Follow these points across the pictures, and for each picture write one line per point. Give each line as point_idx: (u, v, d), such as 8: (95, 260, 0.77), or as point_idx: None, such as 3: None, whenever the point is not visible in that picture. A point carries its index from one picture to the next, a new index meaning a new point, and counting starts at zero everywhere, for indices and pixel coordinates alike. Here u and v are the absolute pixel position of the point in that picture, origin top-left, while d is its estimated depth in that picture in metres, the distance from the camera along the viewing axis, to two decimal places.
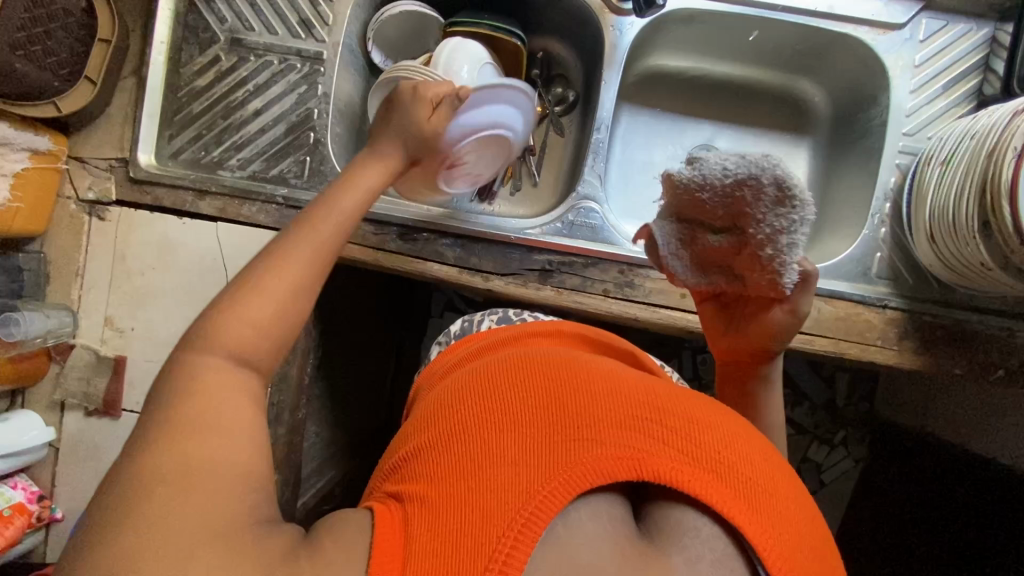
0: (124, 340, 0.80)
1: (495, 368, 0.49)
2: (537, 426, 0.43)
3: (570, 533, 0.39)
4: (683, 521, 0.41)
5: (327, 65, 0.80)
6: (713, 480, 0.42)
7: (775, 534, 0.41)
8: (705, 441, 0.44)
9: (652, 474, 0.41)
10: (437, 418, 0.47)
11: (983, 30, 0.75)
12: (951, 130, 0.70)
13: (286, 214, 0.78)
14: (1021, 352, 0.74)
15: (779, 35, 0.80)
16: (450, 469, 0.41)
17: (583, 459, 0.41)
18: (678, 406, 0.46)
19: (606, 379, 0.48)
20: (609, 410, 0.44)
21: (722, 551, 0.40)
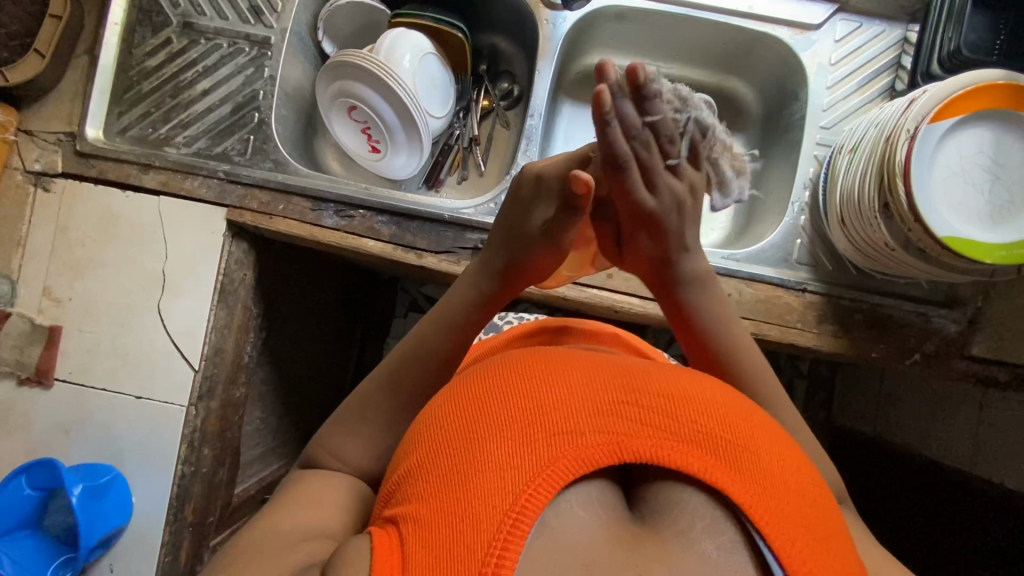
0: (61, 309, 0.81)
1: (476, 371, 0.46)
2: (517, 422, 0.39)
3: (563, 525, 0.36)
4: (673, 496, 0.38)
5: (275, 50, 0.83)
6: (698, 447, 0.38)
7: (766, 491, 0.37)
8: (686, 410, 0.40)
9: (635, 455, 0.38)
10: (418, 428, 0.44)
11: (896, 30, 0.79)
12: (859, 122, 0.73)
13: (227, 189, 0.80)
14: (935, 337, 0.77)
15: (707, 34, 0.85)
16: (436, 481, 0.38)
17: (565, 452, 0.37)
18: (656, 379, 0.42)
19: (577, 362, 0.44)
20: (583, 394, 0.40)
21: (712, 517, 0.37)
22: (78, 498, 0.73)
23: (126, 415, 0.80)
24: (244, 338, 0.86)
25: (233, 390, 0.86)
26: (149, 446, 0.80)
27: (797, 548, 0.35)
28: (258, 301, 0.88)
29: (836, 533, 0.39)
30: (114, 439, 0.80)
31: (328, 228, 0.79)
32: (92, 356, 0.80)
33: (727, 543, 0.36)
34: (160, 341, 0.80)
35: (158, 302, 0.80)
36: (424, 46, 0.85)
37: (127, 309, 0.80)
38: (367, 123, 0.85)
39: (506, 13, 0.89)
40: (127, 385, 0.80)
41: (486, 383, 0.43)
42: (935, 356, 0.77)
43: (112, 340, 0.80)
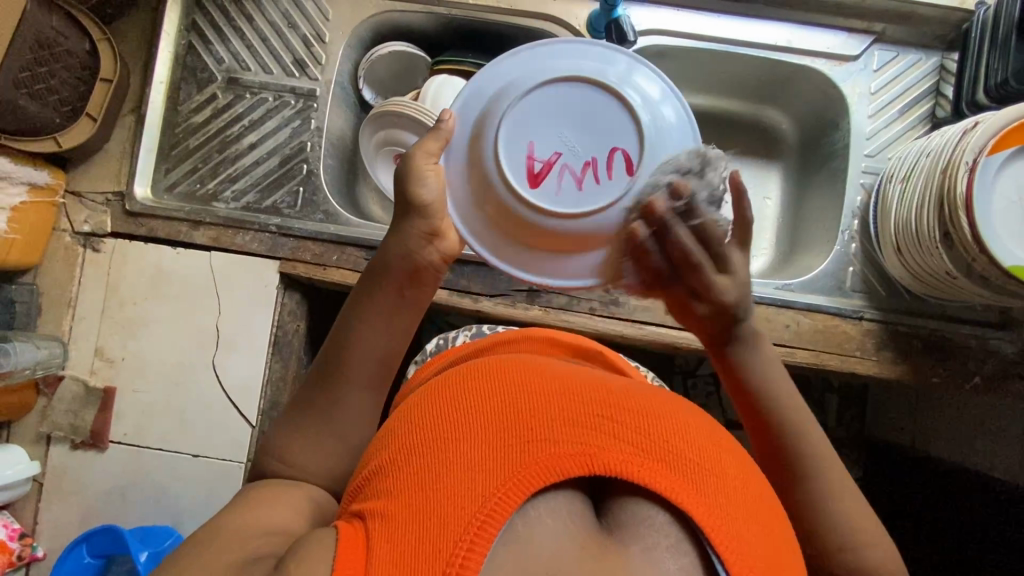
0: (114, 370, 0.80)
1: (453, 380, 0.46)
2: (493, 432, 0.39)
3: (531, 532, 0.36)
4: (640, 513, 0.38)
5: (320, 101, 0.84)
6: (668, 468, 0.38)
7: (730, 518, 0.37)
8: (657, 429, 0.40)
9: (606, 468, 0.38)
10: (393, 429, 0.44)
11: (933, 58, 0.81)
12: (908, 150, 0.75)
13: (279, 242, 0.80)
14: (993, 359, 0.77)
15: (745, 67, 0.86)
16: (407, 481, 0.38)
17: (537, 460, 0.37)
18: (632, 399, 0.43)
19: (555, 378, 0.44)
20: (560, 406, 0.40)
21: (677, 538, 0.37)
22: (145, 564, 0.71)
23: (184, 475, 0.79)
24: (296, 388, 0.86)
25: None
26: (207, 506, 0.79)
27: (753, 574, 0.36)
28: (308, 350, 0.88)
29: (788, 560, 0.39)
30: (171, 500, 0.79)
31: None
32: (147, 416, 0.80)
33: (689, 566, 0.36)
34: (216, 399, 0.79)
35: (213, 358, 0.80)
36: None
37: (180, 367, 0.80)
38: None
39: None
40: (184, 444, 0.79)
41: (466, 390, 0.44)
42: (994, 378, 0.77)
43: (168, 399, 0.80)
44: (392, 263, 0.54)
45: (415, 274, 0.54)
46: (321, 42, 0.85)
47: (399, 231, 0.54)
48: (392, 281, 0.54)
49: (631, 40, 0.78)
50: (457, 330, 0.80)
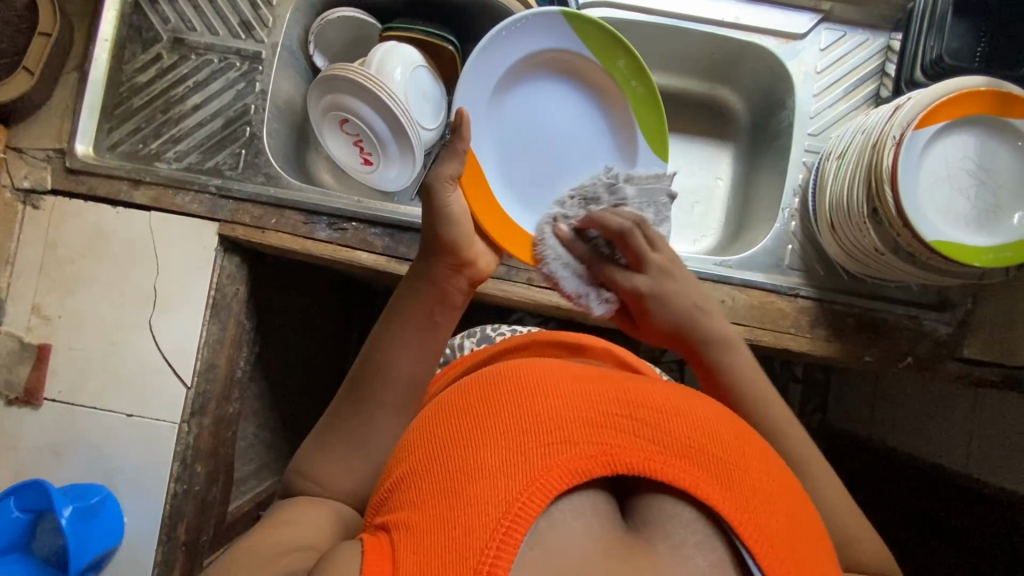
0: (50, 328, 0.80)
1: (468, 385, 0.46)
2: (512, 435, 0.40)
3: (556, 535, 0.37)
4: (665, 509, 0.39)
5: (266, 64, 0.84)
6: (689, 463, 0.39)
7: (756, 508, 0.38)
8: (679, 425, 0.41)
9: (628, 467, 0.39)
10: (411, 437, 0.45)
11: (880, 39, 0.81)
12: (846, 129, 0.74)
13: (219, 204, 0.80)
14: (926, 339, 0.77)
15: (695, 44, 0.86)
16: (429, 491, 0.38)
17: (559, 462, 0.38)
18: (650, 394, 0.43)
19: (571, 376, 0.45)
20: (578, 406, 0.41)
21: (702, 533, 0.38)
22: (68, 519, 0.72)
23: (118, 435, 0.79)
24: (236, 353, 0.86)
25: (225, 406, 0.85)
26: (140, 465, 0.79)
27: (781, 565, 0.37)
28: (250, 315, 0.88)
29: (817, 548, 0.40)
30: (105, 459, 0.79)
31: (322, 241, 0.79)
32: (82, 374, 0.79)
33: (718, 560, 0.37)
34: (152, 358, 0.79)
35: (149, 319, 0.80)
36: (415, 59, 0.85)
37: (117, 327, 0.80)
38: (359, 136, 0.85)
39: (497, 26, 0.88)
40: (119, 403, 0.79)
41: (481, 395, 0.44)
42: (926, 359, 0.78)
43: (104, 358, 0.80)
44: (423, 290, 0.59)
45: (445, 298, 0.60)
46: (268, 5, 0.84)
47: (426, 260, 0.61)
48: (426, 306, 0.59)
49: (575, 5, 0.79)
50: (460, 336, 0.85)
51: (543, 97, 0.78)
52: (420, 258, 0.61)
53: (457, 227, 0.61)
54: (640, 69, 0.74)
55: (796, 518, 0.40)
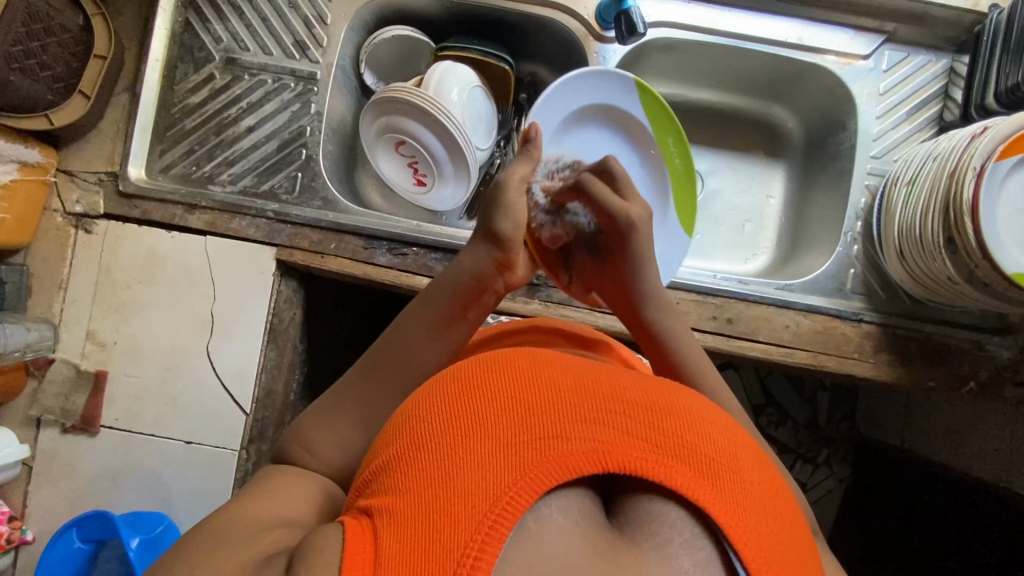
0: (106, 354, 0.79)
1: (463, 367, 0.44)
2: (502, 426, 0.37)
3: (541, 530, 0.35)
4: (655, 509, 0.36)
5: (321, 85, 0.82)
6: (681, 463, 0.37)
7: (747, 514, 0.36)
8: (674, 424, 0.39)
9: (619, 465, 0.36)
10: (401, 419, 0.42)
11: (943, 60, 0.80)
12: (915, 154, 0.74)
13: (276, 228, 0.79)
14: (988, 363, 0.78)
15: (753, 64, 0.85)
16: (414, 475, 0.36)
17: (547, 458, 0.36)
18: (645, 391, 0.40)
19: (566, 367, 0.42)
20: (572, 400, 0.39)
21: (691, 533, 0.36)
22: (134, 552, 0.71)
23: (177, 462, 0.78)
24: (290, 376, 0.85)
25: (282, 430, 0.85)
26: (200, 493, 0.78)
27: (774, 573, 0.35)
28: (303, 337, 0.87)
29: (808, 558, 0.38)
30: (164, 486, 0.78)
31: (381, 266, 0.78)
32: (139, 401, 0.79)
33: (704, 560, 0.35)
34: (210, 386, 0.79)
35: (207, 345, 0.79)
36: (471, 79, 0.84)
37: (173, 353, 0.79)
38: (414, 158, 0.84)
39: (553, 44, 0.87)
40: (178, 431, 0.78)
41: (476, 378, 0.41)
42: (988, 383, 0.78)
43: (161, 385, 0.79)
44: (464, 280, 0.61)
45: (478, 296, 0.62)
46: (322, 24, 0.82)
47: (475, 251, 0.62)
48: (460, 297, 0.61)
49: (641, 30, 0.76)
50: None
51: (589, 142, 0.80)
52: (467, 246, 0.63)
53: (509, 221, 0.61)
54: (685, 148, 0.79)
55: (784, 523, 0.38)
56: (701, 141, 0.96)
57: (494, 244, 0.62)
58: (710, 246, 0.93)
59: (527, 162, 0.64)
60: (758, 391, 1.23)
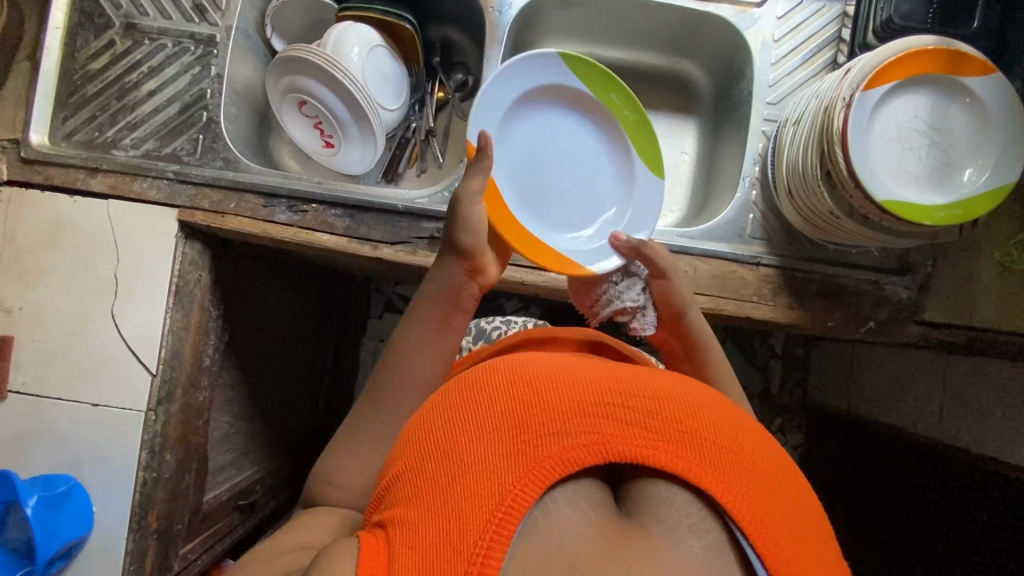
0: (12, 320, 0.79)
1: (468, 379, 0.47)
2: (504, 429, 0.40)
3: (550, 523, 0.37)
4: (660, 494, 0.39)
5: (220, 47, 0.83)
6: (681, 447, 0.40)
7: (749, 493, 0.38)
8: (673, 412, 0.41)
9: (621, 454, 0.39)
10: (408, 434, 0.45)
11: (836, 5, 0.80)
12: (802, 96, 0.74)
13: (176, 189, 0.79)
14: (889, 303, 0.78)
15: (653, 17, 0.86)
16: (422, 485, 0.39)
17: (550, 452, 0.39)
18: (642, 382, 0.44)
19: (564, 367, 0.45)
20: (569, 396, 0.42)
21: (698, 515, 0.38)
22: (32, 509, 0.71)
23: (83, 424, 0.79)
24: (202, 340, 0.86)
25: (193, 393, 0.85)
26: (107, 454, 0.78)
27: (776, 548, 0.37)
28: (216, 302, 0.88)
29: (814, 529, 0.41)
30: (71, 449, 0.78)
31: (281, 224, 0.79)
32: (45, 365, 0.79)
33: (712, 542, 0.37)
34: (115, 348, 0.79)
35: (112, 308, 0.79)
36: (372, 38, 0.85)
37: (78, 317, 0.79)
38: (318, 118, 0.84)
39: (454, 4, 0.89)
40: (84, 393, 0.79)
41: (478, 387, 0.44)
42: (888, 323, 0.78)
43: (68, 349, 0.79)
44: (439, 296, 0.61)
45: (457, 303, 0.61)
46: None
47: (443, 267, 0.62)
48: (443, 312, 0.61)
49: None
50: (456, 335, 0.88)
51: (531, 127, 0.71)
52: (437, 262, 0.63)
53: (472, 233, 0.61)
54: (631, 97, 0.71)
55: (785, 492, 0.40)
56: None
57: (461, 255, 0.61)
58: None
59: (480, 170, 0.60)
60: None
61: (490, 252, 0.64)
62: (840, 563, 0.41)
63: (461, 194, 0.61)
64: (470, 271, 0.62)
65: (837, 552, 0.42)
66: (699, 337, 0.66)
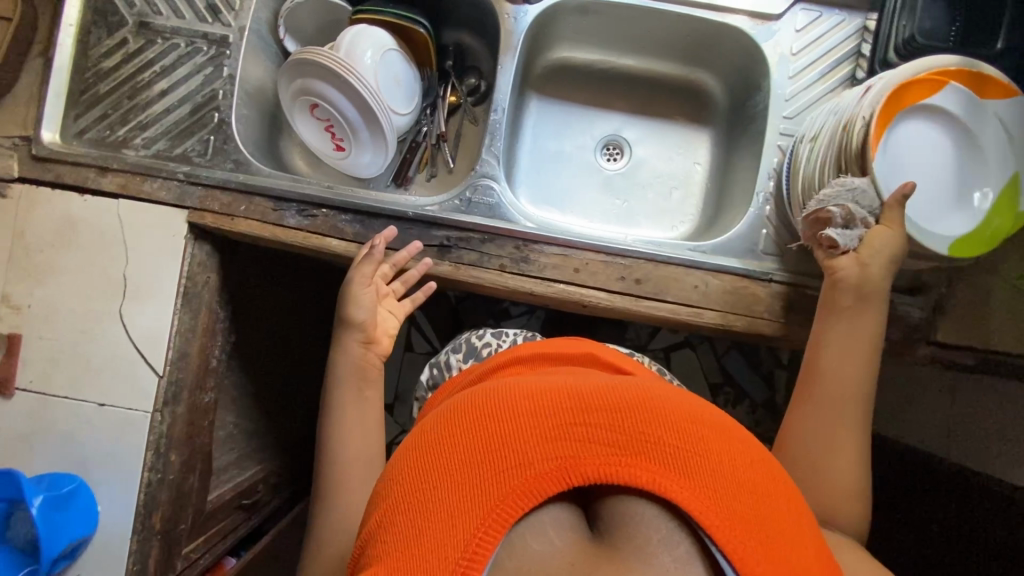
0: (20, 317, 0.79)
1: (434, 418, 0.47)
2: (468, 465, 0.40)
3: (521, 555, 0.37)
4: (629, 510, 0.38)
5: (233, 48, 0.82)
6: (645, 461, 0.39)
7: (717, 498, 0.38)
8: (634, 425, 0.40)
9: (584, 477, 0.39)
10: (383, 478, 0.45)
11: (856, 19, 0.79)
12: (820, 111, 0.74)
13: (187, 191, 0.79)
14: (901, 322, 0.76)
15: (670, 26, 0.86)
16: (394, 534, 0.39)
17: (513, 483, 0.38)
18: (603, 395, 0.43)
19: (524, 391, 0.44)
20: (530, 424, 0.41)
21: (667, 528, 0.38)
22: (38, 509, 0.71)
23: (90, 423, 0.79)
24: (211, 342, 0.86)
25: (200, 394, 0.85)
26: (114, 452, 0.79)
27: (749, 552, 0.36)
28: (224, 304, 0.87)
29: (791, 518, 0.40)
30: (78, 447, 0.79)
31: (291, 228, 0.78)
32: (54, 364, 0.79)
33: (684, 554, 0.37)
34: (123, 348, 0.79)
35: (120, 308, 0.79)
36: (386, 42, 0.84)
37: (87, 316, 0.79)
38: (330, 121, 0.84)
39: (470, 8, 0.88)
40: (91, 392, 0.79)
41: (443, 426, 0.44)
42: (899, 343, 0.77)
43: (76, 348, 0.79)
44: (347, 369, 0.71)
45: (363, 374, 0.71)
46: None
47: (342, 343, 0.72)
48: (353, 383, 0.71)
49: None
50: (447, 355, 0.87)
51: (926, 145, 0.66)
52: (336, 341, 0.73)
53: (361, 309, 0.73)
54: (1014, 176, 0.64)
55: (756, 487, 0.40)
56: (630, 110, 0.96)
57: (357, 329, 0.73)
58: (637, 211, 0.93)
59: (365, 261, 0.75)
60: (713, 368, 1.29)
61: (386, 326, 0.75)
62: (824, 555, 0.40)
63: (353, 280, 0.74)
64: (368, 343, 0.73)
65: (819, 540, 0.41)
66: (871, 288, 0.62)
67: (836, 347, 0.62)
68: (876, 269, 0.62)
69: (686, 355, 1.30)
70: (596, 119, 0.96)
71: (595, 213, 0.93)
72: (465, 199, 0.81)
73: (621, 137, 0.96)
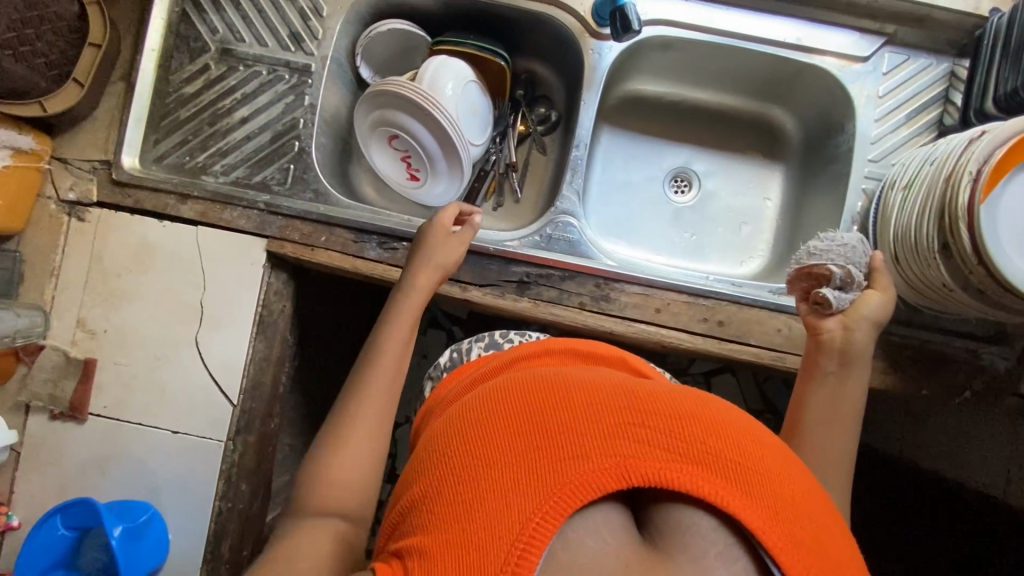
0: (95, 341, 0.79)
1: (476, 400, 0.42)
2: (519, 453, 0.35)
3: (569, 557, 0.32)
4: (684, 521, 0.34)
5: (315, 77, 0.83)
6: (710, 471, 0.34)
7: (782, 518, 0.33)
8: (699, 429, 0.36)
9: (642, 478, 0.34)
10: (420, 459, 0.41)
11: (944, 64, 0.79)
12: (912, 157, 0.73)
13: (267, 220, 0.79)
14: (985, 373, 0.76)
15: (750, 64, 0.85)
16: (434, 521, 0.34)
17: (570, 478, 0.33)
18: (666, 395, 0.38)
19: (578, 383, 0.40)
20: (588, 417, 0.36)
21: (725, 543, 0.33)
22: (118, 540, 0.71)
23: (164, 451, 0.78)
24: (280, 369, 0.86)
25: (269, 422, 0.85)
26: (187, 481, 0.78)
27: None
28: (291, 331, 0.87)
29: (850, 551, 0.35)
30: (150, 474, 0.78)
31: (371, 260, 0.78)
32: (128, 390, 0.79)
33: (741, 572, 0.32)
34: (198, 376, 0.79)
35: (196, 335, 0.79)
36: (466, 74, 0.84)
37: (162, 342, 0.79)
38: (407, 152, 0.83)
39: (549, 40, 0.88)
40: (165, 420, 0.78)
41: (490, 409, 0.40)
42: (983, 393, 0.77)
43: (151, 374, 0.79)
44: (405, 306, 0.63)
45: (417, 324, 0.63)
46: (317, 17, 0.83)
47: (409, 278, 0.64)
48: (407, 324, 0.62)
49: (636, 27, 0.77)
50: (470, 342, 0.77)
51: None
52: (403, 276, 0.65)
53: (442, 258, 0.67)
54: None
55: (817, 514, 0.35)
56: (699, 143, 0.95)
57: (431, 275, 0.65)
58: (706, 247, 0.92)
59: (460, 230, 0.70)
60: (755, 395, 1.28)
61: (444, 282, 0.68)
62: None
63: (441, 232, 0.69)
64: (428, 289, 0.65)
65: None
66: (857, 351, 0.59)
67: (822, 408, 0.57)
68: (861, 330, 0.59)
69: (728, 380, 1.29)
70: (665, 151, 0.96)
71: (663, 247, 0.93)
72: (545, 235, 0.81)
73: (690, 169, 0.95)
